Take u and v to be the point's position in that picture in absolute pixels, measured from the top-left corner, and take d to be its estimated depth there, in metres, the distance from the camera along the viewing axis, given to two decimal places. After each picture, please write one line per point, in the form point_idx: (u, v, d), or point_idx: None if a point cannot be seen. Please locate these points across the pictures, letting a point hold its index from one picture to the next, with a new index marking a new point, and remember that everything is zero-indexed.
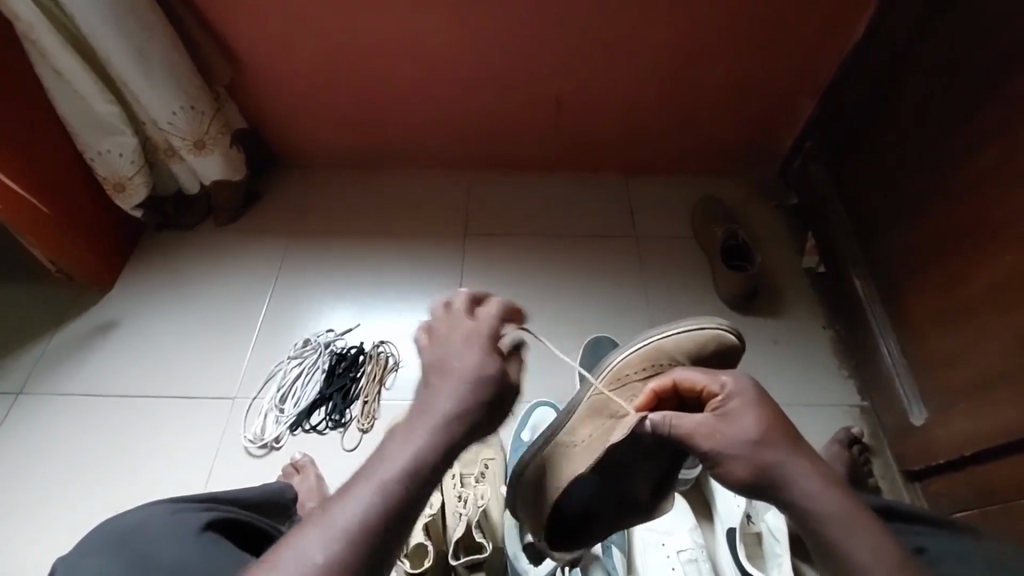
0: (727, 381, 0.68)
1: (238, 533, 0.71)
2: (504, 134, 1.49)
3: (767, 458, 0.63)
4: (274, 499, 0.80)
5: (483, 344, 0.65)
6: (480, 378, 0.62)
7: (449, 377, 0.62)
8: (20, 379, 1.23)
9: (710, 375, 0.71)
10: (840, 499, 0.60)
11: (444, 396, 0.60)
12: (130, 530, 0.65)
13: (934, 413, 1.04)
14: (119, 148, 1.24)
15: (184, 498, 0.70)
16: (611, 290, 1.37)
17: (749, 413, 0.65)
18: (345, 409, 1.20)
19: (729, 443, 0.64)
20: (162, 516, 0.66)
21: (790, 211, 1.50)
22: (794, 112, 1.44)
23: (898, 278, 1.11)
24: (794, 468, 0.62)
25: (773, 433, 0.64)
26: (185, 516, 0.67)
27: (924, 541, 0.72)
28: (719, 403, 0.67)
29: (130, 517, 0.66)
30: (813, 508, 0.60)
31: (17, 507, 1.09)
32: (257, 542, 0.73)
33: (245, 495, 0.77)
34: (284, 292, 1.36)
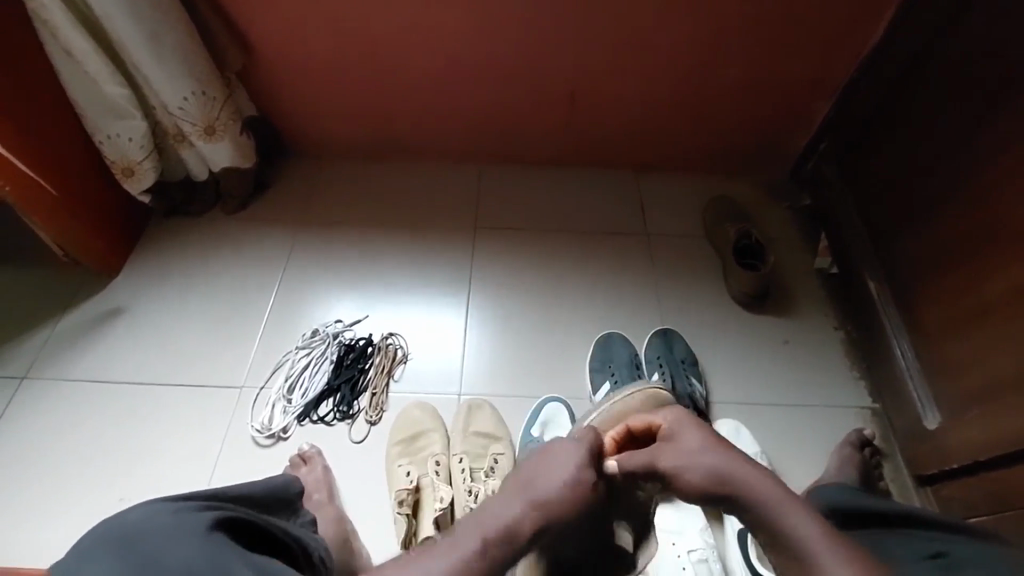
0: (665, 413, 0.75)
1: (242, 531, 0.68)
2: (516, 128, 1.48)
3: (709, 463, 0.67)
4: (281, 495, 0.84)
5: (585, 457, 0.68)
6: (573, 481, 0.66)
7: (548, 474, 0.66)
8: (25, 363, 1.22)
9: (652, 413, 0.77)
10: (776, 488, 0.65)
11: (539, 485, 0.65)
12: (127, 530, 0.61)
13: (947, 417, 1.03)
14: (129, 133, 1.23)
15: (179, 497, 0.68)
16: (623, 287, 1.36)
17: (688, 430, 0.71)
18: (353, 401, 1.19)
19: (682, 458, 0.69)
20: (158, 516, 0.63)
21: (802, 212, 1.49)
22: (810, 111, 1.42)
23: (914, 281, 1.10)
24: (736, 468, 0.66)
25: (714, 446, 0.69)
26: (187, 516, 0.63)
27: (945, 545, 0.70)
28: (665, 429, 0.73)
29: (125, 517, 0.63)
30: (754, 495, 0.64)
31: (22, 494, 1.08)
32: (260, 540, 0.70)
33: (251, 493, 0.80)
34: (294, 282, 1.35)
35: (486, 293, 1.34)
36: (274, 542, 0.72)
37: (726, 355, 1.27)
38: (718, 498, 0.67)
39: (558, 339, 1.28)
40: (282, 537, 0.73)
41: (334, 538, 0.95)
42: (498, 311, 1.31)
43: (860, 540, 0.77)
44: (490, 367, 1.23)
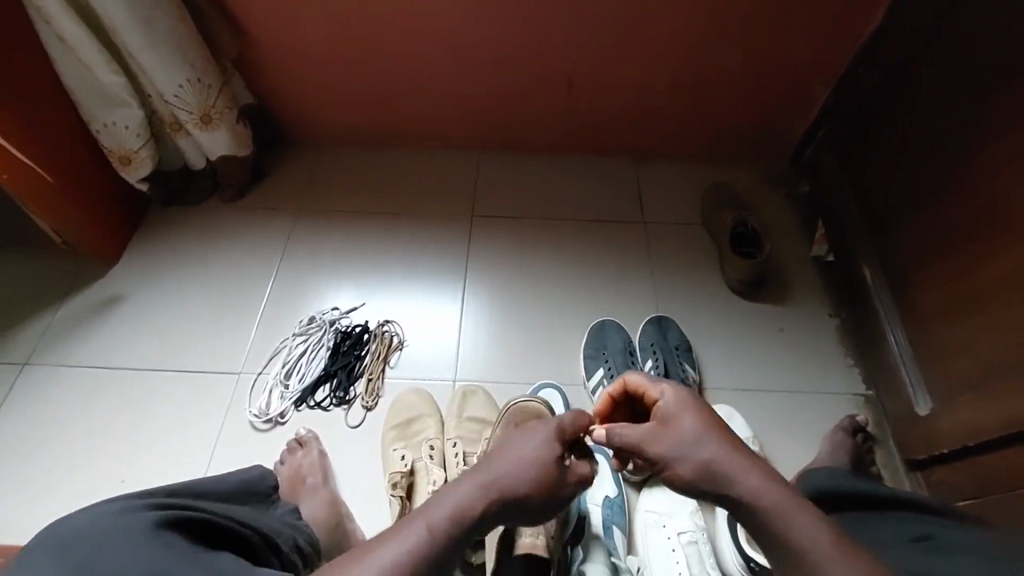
0: (666, 390, 0.68)
1: (197, 529, 0.68)
2: (513, 116, 1.48)
3: (703, 457, 0.61)
4: (251, 488, 0.85)
5: (545, 434, 0.68)
6: (532, 460, 0.65)
7: (504, 455, 0.65)
8: (28, 348, 1.24)
9: (652, 382, 0.71)
10: (778, 489, 0.58)
11: (492, 468, 0.64)
12: (70, 533, 0.63)
13: (938, 403, 1.04)
14: (126, 121, 1.24)
15: (133, 496, 0.71)
16: (619, 274, 1.36)
17: (685, 417, 0.64)
18: (349, 386, 1.20)
19: (673, 447, 0.63)
20: (101, 519, 0.64)
21: (799, 200, 1.48)
22: (807, 98, 1.41)
23: (909, 268, 1.10)
24: (735, 466, 0.60)
25: (717, 439, 0.62)
26: (130, 521, 0.64)
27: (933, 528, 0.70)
28: (661, 410, 0.67)
29: (68, 521, 0.65)
30: (752, 496, 0.58)
31: (25, 475, 1.10)
32: (220, 537, 0.70)
33: (221, 487, 0.83)
34: (291, 270, 1.36)
35: (481, 281, 1.34)
36: (237, 538, 0.72)
37: (720, 342, 1.27)
38: (713, 494, 0.61)
39: (553, 325, 1.29)
40: (248, 534, 0.73)
41: (325, 522, 0.97)
42: (493, 299, 1.32)
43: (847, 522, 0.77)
44: (486, 353, 1.24)
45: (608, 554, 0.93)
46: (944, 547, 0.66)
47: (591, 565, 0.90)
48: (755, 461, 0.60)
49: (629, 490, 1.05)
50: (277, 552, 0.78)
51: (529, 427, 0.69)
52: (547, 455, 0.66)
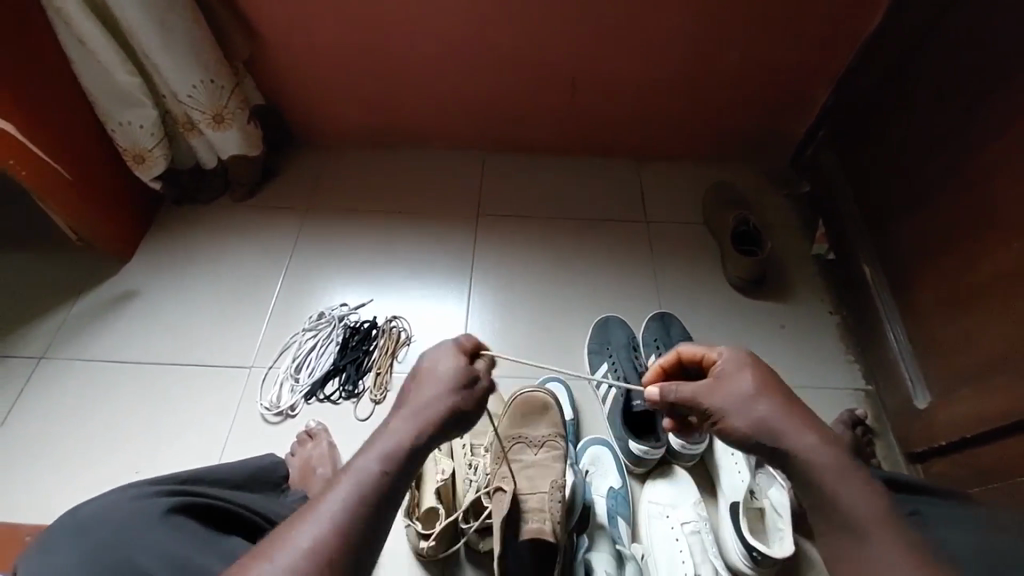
0: (723, 351, 0.71)
1: (208, 516, 0.66)
2: (518, 117, 1.50)
3: (758, 413, 0.64)
4: (262, 475, 0.85)
5: (451, 361, 0.69)
6: (447, 385, 0.66)
7: (420, 393, 0.66)
8: (43, 342, 1.26)
9: (710, 346, 0.74)
10: (830, 449, 0.61)
11: (411, 407, 0.65)
12: (82, 521, 0.61)
13: (937, 397, 1.05)
14: (140, 120, 1.27)
15: (143, 482, 0.68)
16: (622, 272, 1.38)
17: (743, 374, 0.67)
18: (358, 380, 1.22)
19: (729, 401, 0.66)
20: (115, 505, 0.62)
21: (800, 199, 1.51)
22: (808, 99, 1.44)
23: (908, 265, 1.12)
24: (789, 422, 0.63)
25: (774, 398, 0.65)
26: (144, 508, 0.62)
27: (917, 506, 0.75)
28: (718, 368, 0.70)
29: (82, 509, 0.63)
30: (806, 455, 0.61)
31: (39, 464, 1.12)
32: (231, 523, 0.68)
33: (233, 475, 0.81)
34: (301, 268, 1.39)
35: (487, 278, 1.37)
36: (248, 524, 0.69)
37: (722, 338, 1.29)
38: (766, 450, 0.64)
39: (557, 321, 1.31)
40: (260, 521, 0.71)
41: None
42: (499, 296, 1.34)
43: None
44: (492, 348, 1.27)
45: (612, 543, 0.95)
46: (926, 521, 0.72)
47: (595, 554, 0.91)
48: (805, 420, 0.63)
49: (632, 482, 1.06)
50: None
51: (438, 352, 0.70)
52: (456, 377, 0.67)
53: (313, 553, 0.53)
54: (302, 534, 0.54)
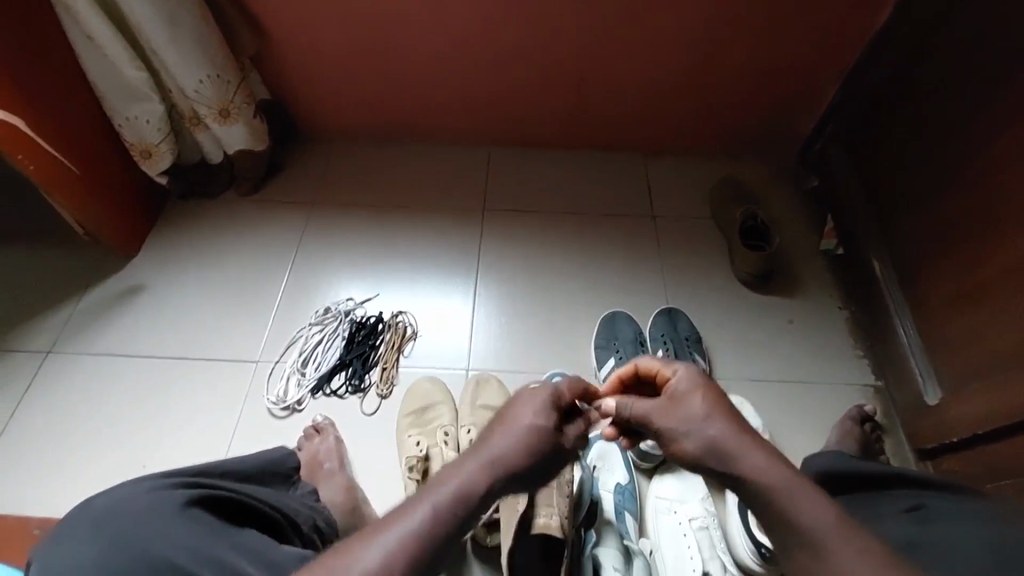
0: (678, 368, 0.71)
1: (221, 508, 0.65)
2: (524, 111, 1.49)
3: (705, 434, 0.62)
4: (272, 468, 0.83)
5: (541, 402, 0.67)
6: (533, 430, 0.63)
7: (505, 431, 0.63)
8: (52, 337, 1.26)
9: (666, 361, 0.74)
10: (786, 472, 0.57)
11: (492, 444, 0.62)
12: (100, 511, 0.61)
13: (947, 393, 1.04)
14: (147, 115, 1.27)
15: (157, 474, 0.68)
16: (629, 267, 1.38)
17: (695, 395, 0.65)
18: (364, 374, 1.22)
19: (680, 422, 0.65)
20: (128, 499, 0.62)
21: (808, 194, 1.49)
22: (817, 93, 1.42)
23: (918, 260, 1.11)
24: (739, 443, 0.60)
25: (724, 420, 0.62)
26: (156, 501, 0.61)
27: (924, 500, 0.74)
28: (671, 388, 0.69)
29: (98, 500, 0.63)
30: (755, 478, 0.58)
31: (48, 458, 1.12)
32: (244, 515, 0.67)
33: (241, 467, 0.79)
34: (307, 263, 1.38)
35: (493, 274, 1.36)
36: (261, 516, 0.69)
37: (729, 333, 1.29)
38: (717, 472, 0.61)
39: (563, 317, 1.30)
40: (272, 512, 0.70)
41: (342, 506, 0.97)
42: (505, 291, 1.34)
43: (852, 501, 0.79)
44: (498, 343, 1.26)
45: (620, 538, 0.94)
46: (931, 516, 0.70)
47: (603, 548, 0.91)
48: (754, 443, 0.60)
49: (639, 476, 1.06)
50: (299, 533, 0.74)
51: (533, 392, 0.68)
52: (543, 423, 0.64)
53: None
54: (366, 560, 0.52)
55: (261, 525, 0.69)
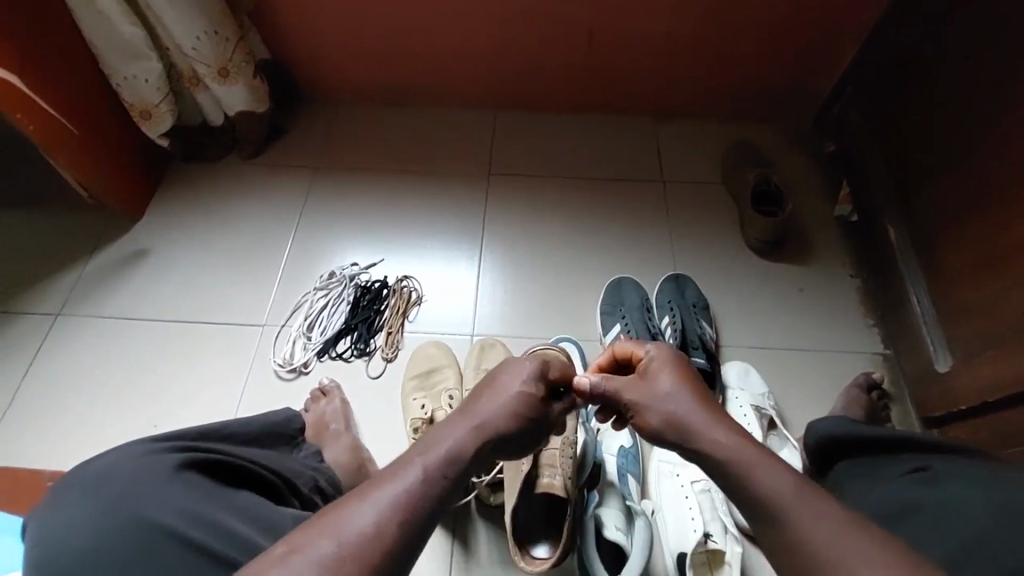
0: (651, 347, 0.78)
1: (221, 475, 0.66)
2: (531, 72, 1.45)
3: (671, 408, 0.69)
4: (276, 430, 0.81)
5: (529, 373, 0.72)
6: (517, 398, 0.69)
7: (491, 398, 0.69)
8: (60, 299, 1.27)
9: (640, 343, 0.81)
10: (745, 447, 0.63)
11: (479, 411, 0.67)
12: (94, 475, 0.61)
13: (958, 361, 1.03)
14: (145, 74, 1.24)
15: (153, 437, 0.67)
16: (636, 233, 1.35)
17: (664, 371, 0.73)
18: (370, 338, 1.23)
19: (649, 396, 0.71)
20: (126, 462, 0.62)
21: (824, 159, 1.45)
22: (838, 52, 1.36)
23: (935, 226, 1.08)
24: (702, 419, 0.67)
25: (691, 398, 0.70)
26: (154, 466, 0.62)
27: (929, 462, 0.74)
28: (645, 364, 0.76)
29: (90, 464, 0.62)
30: (716, 449, 0.64)
31: (59, 417, 1.14)
32: (241, 479, 0.68)
33: (245, 430, 0.78)
34: (311, 228, 1.37)
35: (499, 240, 1.35)
36: (260, 481, 0.69)
37: (737, 300, 1.27)
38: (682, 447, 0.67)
39: (568, 283, 1.29)
40: (272, 477, 0.71)
41: (346, 466, 0.98)
42: (511, 258, 1.32)
43: (854, 468, 0.81)
44: (504, 309, 1.26)
45: (622, 499, 0.95)
46: (933, 478, 0.71)
47: (606, 509, 0.91)
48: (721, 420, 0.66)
49: (643, 440, 1.07)
50: (299, 495, 0.75)
51: (520, 364, 0.73)
52: (528, 390, 0.71)
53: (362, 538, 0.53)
54: (361, 517, 0.54)
55: (260, 490, 0.69)
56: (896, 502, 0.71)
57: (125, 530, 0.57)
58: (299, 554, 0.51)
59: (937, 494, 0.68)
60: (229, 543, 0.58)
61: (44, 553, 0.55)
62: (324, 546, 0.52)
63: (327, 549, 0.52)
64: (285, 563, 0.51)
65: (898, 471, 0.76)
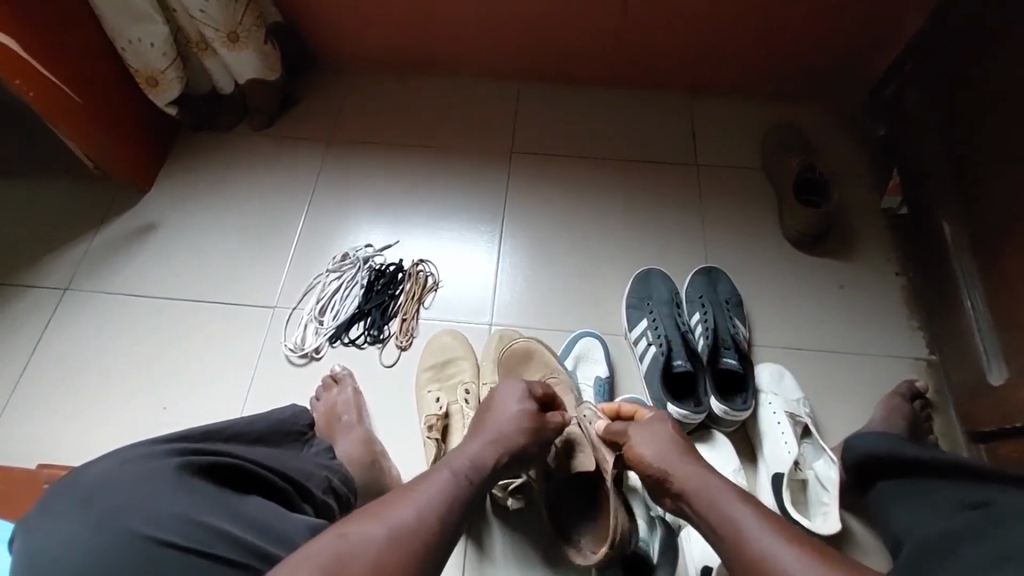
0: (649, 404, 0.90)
1: (225, 479, 0.61)
2: (559, 41, 1.35)
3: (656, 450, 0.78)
4: (283, 428, 0.73)
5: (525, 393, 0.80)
6: (517, 414, 0.76)
7: (497, 414, 0.77)
8: (67, 275, 1.24)
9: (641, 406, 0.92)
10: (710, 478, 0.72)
11: (493, 424, 0.76)
12: (86, 483, 0.56)
13: (1014, 374, 0.95)
14: (151, 38, 1.16)
15: (153, 439, 0.62)
16: (666, 221, 1.27)
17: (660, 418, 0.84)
18: (384, 325, 1.18)
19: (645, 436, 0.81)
20: (120, 468, 0.57)
21: (874, 144, 1.34)
22: (899, 26, 1.24)
23: (996, 225, 0.98)
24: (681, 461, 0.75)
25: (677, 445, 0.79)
26: (153, 471, 0.57)
27: (990, 497, 0.63)
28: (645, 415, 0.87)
29: (84, 470, 0.58)
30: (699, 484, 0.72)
31: (68, 396, 1.12)
32: (249, 483, 0.63)
33: (248, 430, 0.70)
34: (323, 206, 1.31)
35: (521, 224, 1.27)
36: (266, 485, 0.64)
37: (772, 296, 1.20)
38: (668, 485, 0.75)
39: (593, 272, 1.22)
40: (278, 481, 0.65)
41: (359, 460, 0.94)
42: (534, 244, 1.25)
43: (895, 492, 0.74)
44: (524, 299, 1.19)
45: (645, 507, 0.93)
46: (994, 514, 0.60)
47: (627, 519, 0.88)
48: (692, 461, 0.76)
49: None
50: (311, 498, 0.69)
51: (510, 384, 0.81)
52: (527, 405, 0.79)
53: (416, 525, 0.58)
54: (406, 509, 0.59)
55: (267, 494, 0.64)
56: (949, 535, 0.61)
57: (127, 541, 0.52)
58: (355, 533, 0.56)
59: (998, 530, 0.58)
60: (243, 553, 0.55)
61: (39, 567, 0.51)
62: (379, 529, 0.56)
63: (380, 532, 0.56)
64: (341, 538, 0.55)
65: (951, 504, 0.66)
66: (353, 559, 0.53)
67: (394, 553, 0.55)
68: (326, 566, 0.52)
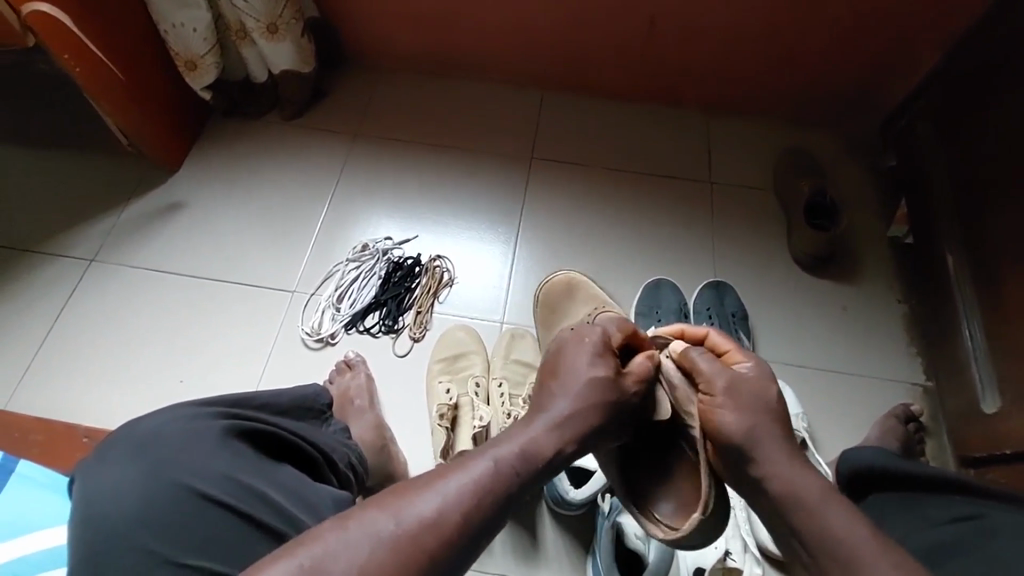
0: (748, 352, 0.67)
1: (263, 445, 0.64)
2: (585, 54, 1.39)
3: (739, 422, 0.58)
4: (306, 404, 0.76)
5: (596, 348, 0.67)
6: (588, 378, 0.63)
7: (564, 382, 0.63)
8: (94, 246, 1.27)
9: (736, 343, 0.69)
10: (808, 479, 0.55)
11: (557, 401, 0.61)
12: (139, 437, 0.60)
13: (1007, 404, 0.98)
14: (194, 23, 1.20)
15: (194, 401, 0.66)
16: (676, 234, 1.31)
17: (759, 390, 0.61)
18: (398, 316, 1.21)
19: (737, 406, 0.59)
20: (170, 425, 0.61)
21: (883, 173, 1.38)
22: (915, 62, 1.28)
23: (997, 259, 1.02)
24: (769, 440, 0.58)
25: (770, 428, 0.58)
26: (201, 430, 0.61)
27: (984, 510, 0.66)
28: (741, 364, 0.65)
29: (135, 424, 0.61)
30: (783, 478, 0.55)
31: (88, 364, 1.15)
32: (283, 451, 0.66)
33: (274, 401, 0.72)
34: (346, 197, 1.35)
35: (537, 229, 1.31)
36: (298, 454, 0.67)
37: (776, 316, 1.23)
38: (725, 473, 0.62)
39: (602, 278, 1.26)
40: (309, 450, 0.68)
41: (370, 443, 0.97)
42: (548, 247, 1.29)
43: (890, 502, 0.74)
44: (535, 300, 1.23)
45: None
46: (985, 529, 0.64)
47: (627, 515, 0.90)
48: (783, 448, 0.58)
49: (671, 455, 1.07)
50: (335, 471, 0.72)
51: (578, 342, 0.67)
52: (598, 372, 0.64)
53: (434, 524, 0.50)
54: (425, 502, 0.51)
55: (297, 462, 0.67)
56: (945, 543, 0.63)
57: (179, 493, 0.57)
58: (356, 523, 0.49)
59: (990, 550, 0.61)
60: (277, 517, 0.58)
61: (94, 513, 0.55)
62: (391, 524, 0.49)
63: (387, 523, 0.49)
64: (341, 527, 0.49)
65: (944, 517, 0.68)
66: (339, 556, 0.47)
67: (398, 550, 0.48)
68: (317, 558, 0.47)
